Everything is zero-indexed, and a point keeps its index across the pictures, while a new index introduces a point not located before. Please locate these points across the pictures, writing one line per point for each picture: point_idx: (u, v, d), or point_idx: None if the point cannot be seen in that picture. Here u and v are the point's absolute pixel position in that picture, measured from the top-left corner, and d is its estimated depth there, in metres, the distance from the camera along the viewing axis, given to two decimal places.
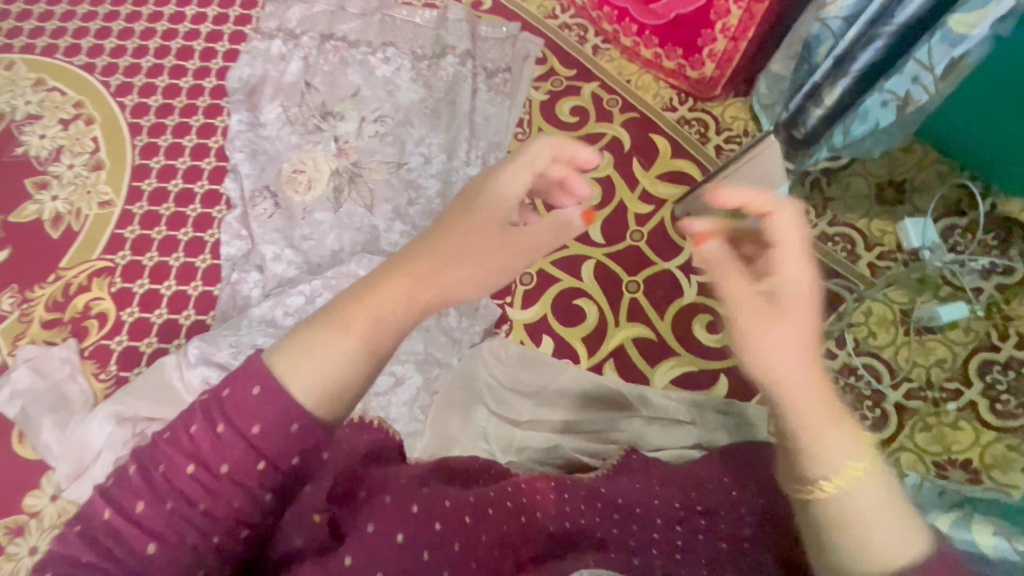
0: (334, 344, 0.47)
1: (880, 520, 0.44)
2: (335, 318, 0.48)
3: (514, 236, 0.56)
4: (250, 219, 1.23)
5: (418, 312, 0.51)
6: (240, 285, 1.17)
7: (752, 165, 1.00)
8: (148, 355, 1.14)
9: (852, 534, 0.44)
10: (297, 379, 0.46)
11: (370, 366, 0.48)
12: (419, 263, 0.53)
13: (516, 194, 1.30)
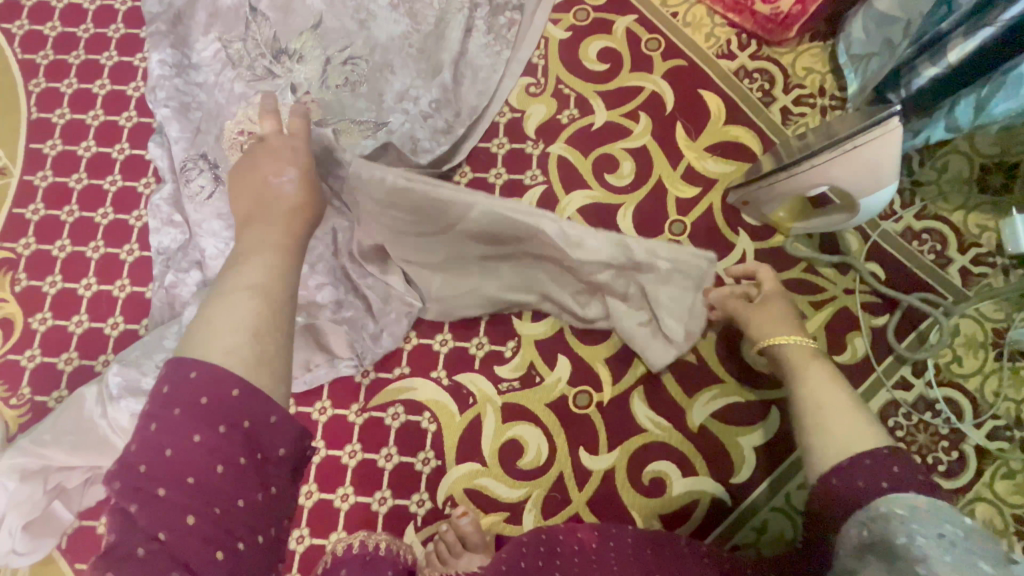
0: (260, 257, 0.52)
1: (841, 416, 0.64)
2: (246, 249, 0.53)
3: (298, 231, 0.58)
4: (183, 200, 0.95)
5: (272, 256, 0.54)
6: (175, 288, 0.92)
7: (863, 154, 0.74)
8: (68, 375, 0.92)
9: (823, 420, 0.64)
10: (207, 339, 0.45)
11: (262, 324, 0.47)
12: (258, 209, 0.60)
13: (527, 168, 1.02)
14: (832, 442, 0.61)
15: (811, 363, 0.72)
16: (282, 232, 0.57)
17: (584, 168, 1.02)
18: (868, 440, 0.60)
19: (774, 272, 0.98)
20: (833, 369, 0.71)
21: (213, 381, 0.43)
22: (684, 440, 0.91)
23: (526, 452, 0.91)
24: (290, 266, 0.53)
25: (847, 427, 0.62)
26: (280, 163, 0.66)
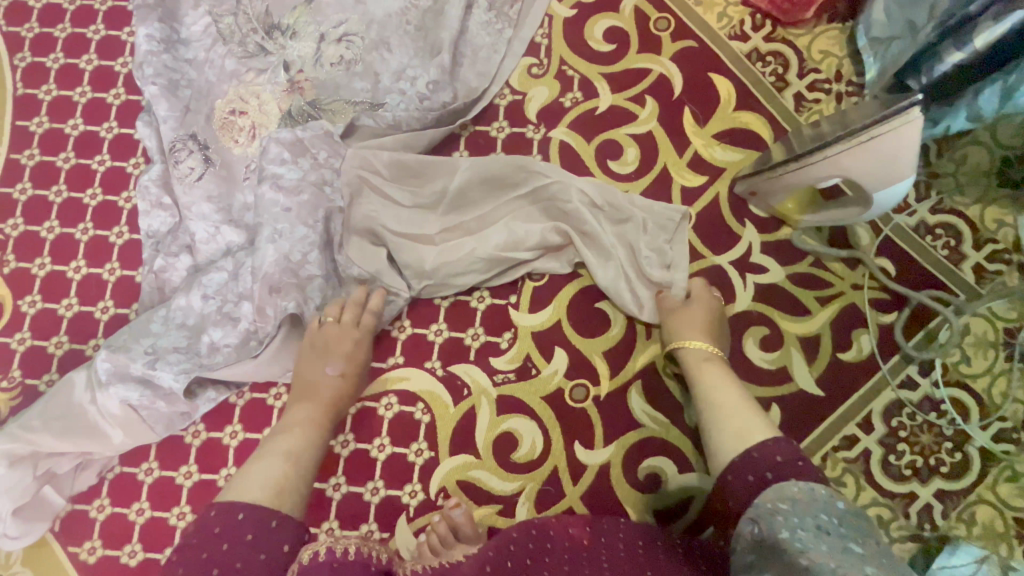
0: (292, 433, 0.74)
1: (737, 416, 0.71)
2: (287, 425, 0.76)
3: (320, 372, 0.82)
4: (173, 181, 0.93)
5: (316, 418, 0.77)
6: (165, 273, 0.90)
7: (878, 146, 0.70)
8: (59, 359, 0.91)
9: (723, 420, 0.71)
10: (244, 486, 0.65)
11: (289, 471, 0.69)
12: (304, 391, 0.80)
13: (527, 153, 0.99)
14: (727, 439, 0.69)
15: (712, 368, 0.79)
16: (317, 416, 0.78)
17: (587, 154, 0.98)
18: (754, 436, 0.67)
19: (780, 266, 0.95)
20: (727, 372, 0.79)
21: (254, 522, 0.60)
22: (681, 436, 0.90)
23: (520, 444, 0.89)
24: (317, 437, 0.76)
25: (739, 424, 0.70)
26: (339, 312, 0.85)
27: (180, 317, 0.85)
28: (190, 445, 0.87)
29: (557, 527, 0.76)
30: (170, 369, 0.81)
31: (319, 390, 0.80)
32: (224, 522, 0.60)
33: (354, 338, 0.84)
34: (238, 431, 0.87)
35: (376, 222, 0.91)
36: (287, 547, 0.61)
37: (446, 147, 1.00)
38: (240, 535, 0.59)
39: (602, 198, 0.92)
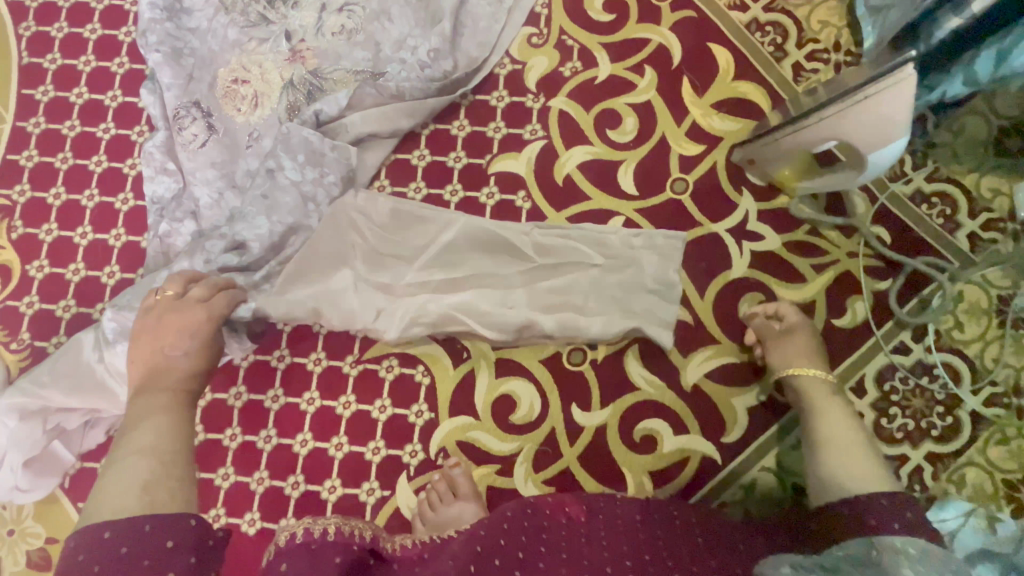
0: (149, 423, 0.62)
1: (859, 451, 0.68)
2: (139, 417, 0.63)
3: (159, 363, 0.72)
4: (177, 148, 0.94)
5: (173, 406, 0.66)
6: (170, 238, 0.92)
7: (877, 103, 0.70)
8: (66, 322, 0.93)
9: (847, 451, 0.68)
10: (102, 496, 0.54)
11: (163, 465, 0.58)
12: (145, 386, 0.69)
13: (527, 122, 0.99)
14: (843, 473, 0.65)
15: (830, 399, 0.76)
16: (169, 398, 0.67)
17: (586, 123, 0.99)
18: (882, 477, 0.64)
19: (776, 234, 0.96)
20: (846, 406, 0.75)
21: (146, 533, 0.51)
22: (677, 399, 0.91)
23: (518, 406, 0.91)
24: (181, 420, 0.65)
25: (863, 460, 0.66)
26: (182, 288, 0.81)
27: None
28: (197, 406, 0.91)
29: (553, 506, 0.74)
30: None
31: (162, 379, 0.70)
32: (112, 532, 0.50)
33: (197, 314, 0.79)
34: (242, 393, 0.92)
35: (356, 231, 0.93)
36: (193, 522, 0.53)
37: (446, 116, 1.00)
38: (115, 551, 0.49)
39: (564, 240, 0.94)
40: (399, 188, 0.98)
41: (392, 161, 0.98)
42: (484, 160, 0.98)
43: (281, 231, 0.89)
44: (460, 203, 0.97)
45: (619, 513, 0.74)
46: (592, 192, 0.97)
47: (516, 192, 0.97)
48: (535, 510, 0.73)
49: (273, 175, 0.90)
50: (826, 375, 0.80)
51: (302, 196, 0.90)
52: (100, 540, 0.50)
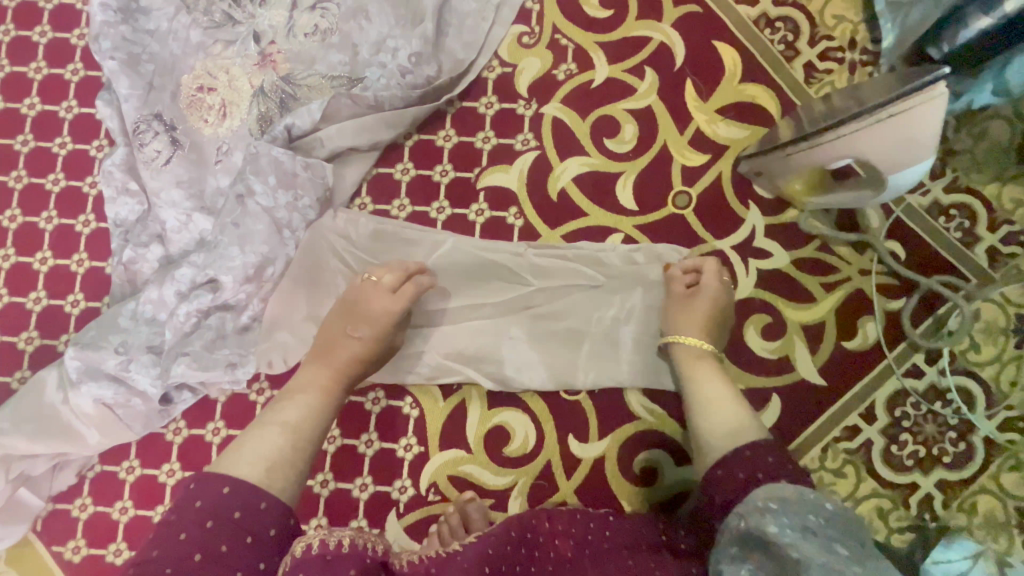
0: (301, 399, 0.71)
1: (729, 412, 0.70)
2: (297, 388, 0.73)
3: (330, 337, 0.78)
4: (138, 166, 0.87)
5: (323, 391, 0.74)
6: (135, 265, 0.85)
7: (906, 122, 0.65)
8: (29, 355, 0.87)
9: (719, 419, 0.69)
10: (241, 454, 0.63)
11: (291, 445, 0.66)
12: (314, 360, 0.77)
13: (518, 131, 0.92)
14: (721, 436, 0.67)
15: (704, 367, 0.76)
16: (325, 380, 0.75)
17: (582, 132, 0.92)
18: (747, 428, 0.67)
19: (784, 251, 0.90)
20: (717, 367, 0.77)
21: (242, 501, 0.59)
22: (678, 428, 0.87)
23: (512, 439, 0.87)
24: (323, 409, 0.72)
25: (729, 419, 0.69)
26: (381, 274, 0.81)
27: (151, 312, 0.81)
28: (172, 443, 0.83)
29: (545, 531, 0.72)
30: (147, 375, 0.78)
31: (338, 356, 0.77)
32: (213, 498, 0.58)
33: (386, 303, 0.79)
34: (220, 429, 0.84)
35: (334, 267, 0.86)
36: (264, 503, 0.59)
37: (432, 126, 0.92)
38: (226, 512, 0.58)
39: (562, 263, 0.88)
40: (381, 206, 0.91)
41: (373, 176, 0.91)
42: (472, 174, 0.91)
43: (255, 264, 0.82)
44: (447, 222, 0.90)
45: (607, 535, 0.71)
46: (589, 207, 0.91)
47: (508, 208, 0.91)
48: (527, 536, 0.71)
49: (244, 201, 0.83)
50: (702, 339, 0.79)
51: (275, 224, 0.83)
52: (220, 496, 0.58)
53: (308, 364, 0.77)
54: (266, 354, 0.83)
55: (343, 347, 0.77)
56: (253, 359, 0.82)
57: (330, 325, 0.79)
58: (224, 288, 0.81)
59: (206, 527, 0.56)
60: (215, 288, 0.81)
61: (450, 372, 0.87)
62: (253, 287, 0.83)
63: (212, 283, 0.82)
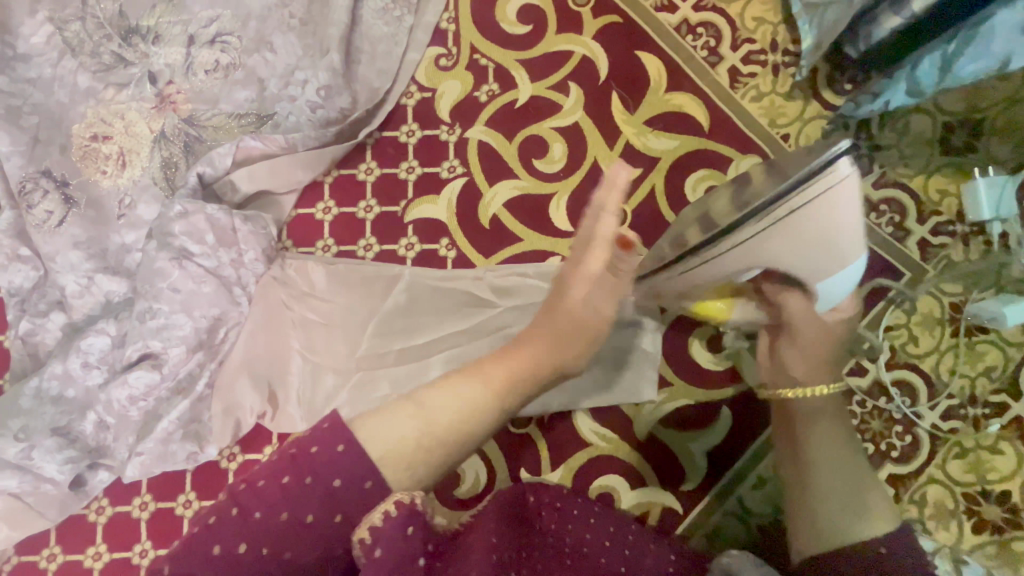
0: (464, 394, 0.45)
1: (850, 498, 0.47)
2: (466, 372, 0.47)
3: (540, 331, 0.55)
4: (29, 229, 0.80)
5: (497, 390, 0.47)
6: (35, 337, 0.78)
7: (810, 215, 0.52)
8: None
9: (830, 502, 0.48)
10: (381, 430, 0.41)
11: (433, 450, 0.42)
12: (526, 347, 0.52)
13: (443, 158, 0.88)
14: (844, 515, 0.47)
15: (824, 414, 0.53)
16: (493, 386, 0.47)
17: (509, 155, 0.89)
18: (880, 521, 0.46)
19: None
20: (836, 419, 0.53)
21: (350, 467, 0.39)
22: (631, 451, 0.86)
23: (462, 481, 0.84)
24: (490, 405, 0.46)
25: (839, 507, 0.47)
26: None
27: (56, 389, 0.75)
28: (96, 523, 0.79)
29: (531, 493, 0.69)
30: (53, 461, 0.72)
31: (530, 357, 0.52)
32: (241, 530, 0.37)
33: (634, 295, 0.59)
34: (148, 503, 0.80)
35: (294, 316, 0.81)
36: (341, 551, 0.39)
37: (353, 159, 0.87)
38: (324, 480, 0.38)
39: (523, 284, 0.85)
40: (304, 248, 0.85)
41: (294, 217, 0.86)
42: (399, 207, 0.87)
43: (207, 327, 0.75)
44: (376, 259, 0.86)
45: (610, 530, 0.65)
46: (522, 231, 0.88)
47: (438, 240, 0.87)
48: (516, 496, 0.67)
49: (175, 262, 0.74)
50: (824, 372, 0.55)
51: (223, 284, 0.77)
52: (331, 454, 0.38)
53: (515, 342, 0.54)
54: (232, 413, 0.77)
55: (535, 349, 0.53)
56: (212, 442, 0.76)
57: (554, 299, 0.57)
58: (170, 361, 0.73)
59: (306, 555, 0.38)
60: (157, 362, 0.73)
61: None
62: (205, 355, 0.76)
63: (153, 357, 0.73)
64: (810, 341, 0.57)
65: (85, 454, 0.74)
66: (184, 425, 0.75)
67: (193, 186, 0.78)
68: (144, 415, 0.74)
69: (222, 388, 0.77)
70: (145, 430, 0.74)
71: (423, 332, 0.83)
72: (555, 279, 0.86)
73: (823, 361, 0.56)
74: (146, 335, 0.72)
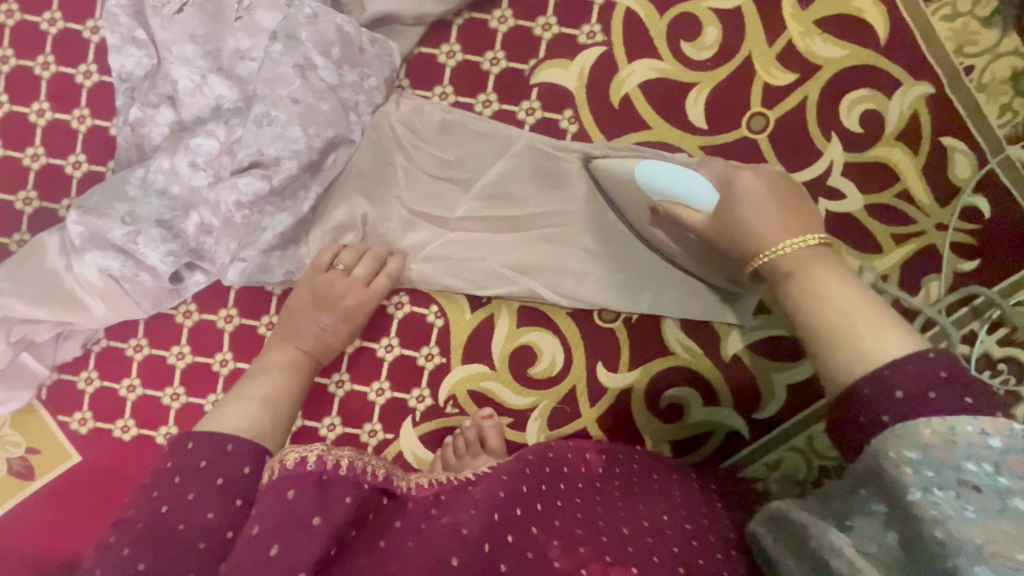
0: (267, 378, 0.64)
1: (874, 319, 0.43)
2: (262, 367, 0.66)
3: (300, 317, 0.72)
4: (147, 11, 0.76)
5: (289, 372, 0.67)
6: (143, 127, 0.76)
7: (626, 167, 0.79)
8: (30, 217, 0.80)
9: (830, 331, 0.44)
10: (222, 421, 0.55)
11: (273, 417, 0.59)
12: (295, 322, 0.71)
13: (584, 20, 0.80)
14: (851, 354, 0.42)
15: (830, 264, 0.48)
16: (294, 362, 0.68)
17: (657, 30, 0.80)
18: (905, 343, 0.41)
19: (858, 192, 0.81)
20: (836, 265, 0.48)
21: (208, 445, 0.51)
22: (712, 369, 0.83)
23: (539, 360, 0.83)
24: (289, 383, 0.65)
25: (868, 331, 0.42)
26: (350, 262, 0.75)
27: (162, 184, 0.74)
28: (182, 325, 0.81)
29: (570, 460, 0.64)
30: (156, 250, 0.73)
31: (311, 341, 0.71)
32: (177, 456, 0.51)
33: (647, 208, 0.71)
34: (233, 316, 0.81)
35: (398, 156, 0.79)
36: (272, 551, 0.42)
37: (487, 3, 0.80)
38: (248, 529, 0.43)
39: None
40: (421, 90, 0.80)
41: (415, 55, 0.80)
42: (527, 65, 0.80)
43: (319, 149, 0.73)
44: (493, 118, 0.80)
45: (701, 516, 0.59)
46: (652, 118, 0.80)
47: (562, 111, 0.80)
48: (556, 457, 0.63)
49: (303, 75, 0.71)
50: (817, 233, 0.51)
51: (341, 106, 0.74)
52: (210, 447, 0.50)
53: (293, 317, 0.72)
54: (330, 242, 0.77)
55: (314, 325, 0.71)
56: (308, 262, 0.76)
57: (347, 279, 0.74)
58: (280, 173, 0.72)
59: (267, 556, 0.42)
60: (267, 172, 0.72)
61: (501, 283, 0.80)
62: (310, 177, 0.75)
63: (263, 166, 0.72)
64: (756, 195, 0.57)
65: (186, 251, 0.75)
66: (284, 244, 0.75)
67: None
68: (243, 223, 0.73)
69: (323, 215, 0.77)
70: (245, 239, 0.74)
71: (529, 207, 0.80)
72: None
73: (805, 226, 0.53)
74: (262, 141, 0.71)
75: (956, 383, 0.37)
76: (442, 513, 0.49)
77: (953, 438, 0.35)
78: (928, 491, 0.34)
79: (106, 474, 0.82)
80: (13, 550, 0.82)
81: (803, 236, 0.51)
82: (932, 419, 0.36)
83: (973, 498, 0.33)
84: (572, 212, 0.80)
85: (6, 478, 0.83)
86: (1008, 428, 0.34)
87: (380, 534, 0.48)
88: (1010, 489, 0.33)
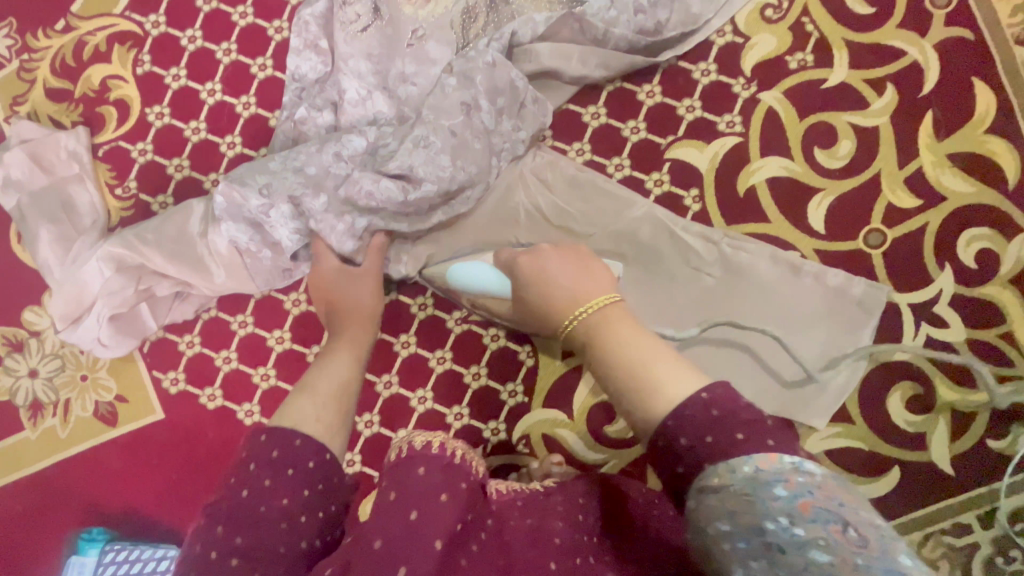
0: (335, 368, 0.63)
1: (652, 365, 0.47)
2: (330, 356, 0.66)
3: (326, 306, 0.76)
4: (335, 24, 0.82)
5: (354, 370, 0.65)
6: (303, 124, 0.82)
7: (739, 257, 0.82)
8: (176, 184, 0.86)
9: (629, 393, 0.47)
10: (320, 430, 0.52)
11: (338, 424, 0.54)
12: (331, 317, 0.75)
13: (726, 110, 0.84)
14: (637, 407, 0.46)
15: (618, 326, 0.53)
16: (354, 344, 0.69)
17: (794, 132, 0.84)
18: (677, 384, 0.45)
19: (963, 325, 0.81)
20: (625, 322, 0.54)
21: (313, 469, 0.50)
22: None
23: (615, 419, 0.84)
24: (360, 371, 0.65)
25: (651, 381, 0.46)
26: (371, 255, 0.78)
27: (300, 162, 0.78)
28: (288, 313, 0.85)
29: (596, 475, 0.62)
30: (285, 226, 0.77)
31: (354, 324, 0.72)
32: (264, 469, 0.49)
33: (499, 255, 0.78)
34: None
35: (525, 195, 0.83)
36: (414, 516, 0.42)
37: (640, 77, 0.85)
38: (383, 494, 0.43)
39: (750, 263, 0.81)
40: (560, 143, 0.85)
41: (562, 110, 0.86)
42: (664, 140, 0.84)
43: (460, 182, 0.78)
44: (621, 182, 0.84)
45: None
46: (774, 214, 0.83)
47: (688, 188, 0.84)
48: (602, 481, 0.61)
49: (468, 113, 0.78)
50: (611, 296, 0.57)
51: (490, 145, 0.79)
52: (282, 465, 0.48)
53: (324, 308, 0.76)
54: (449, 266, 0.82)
55: (354, 309, 0.74)
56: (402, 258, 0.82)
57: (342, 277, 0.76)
58: (420, 188, 0.76)
59: (409, 521, 0.41)
60: (408, 185, 0.76)
61: None
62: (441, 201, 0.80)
63: (407, 179, 0.77)
64: (561, 271, 0.64)
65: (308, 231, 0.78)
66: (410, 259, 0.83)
67: (505, 43, 0.81)
68: (364, 232, 0.77)
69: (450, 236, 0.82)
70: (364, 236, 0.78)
71: (641, 269, 0.82)
72: (788, 270, 0.81)
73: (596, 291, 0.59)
74: (415, 159, 0.76)
75: (730, 417, 0.42)
76: (529, 521, 0.51)
77: (750, 499, 0.38)
78: (745, 566, 0.37)
79: (181, 436, 0.85)
80: (75, 488, 0.85)
81: (587, 307, 0.57)
82: (719, 467, 0.40)
83: (780, 558, 0.36)
84: (679, 284, 0.82)
85: (90, 420, 0.86)
86: (776, 461, 0.39)
87: (482, 528, 0.47)
88: (805, 540, 0.36)
